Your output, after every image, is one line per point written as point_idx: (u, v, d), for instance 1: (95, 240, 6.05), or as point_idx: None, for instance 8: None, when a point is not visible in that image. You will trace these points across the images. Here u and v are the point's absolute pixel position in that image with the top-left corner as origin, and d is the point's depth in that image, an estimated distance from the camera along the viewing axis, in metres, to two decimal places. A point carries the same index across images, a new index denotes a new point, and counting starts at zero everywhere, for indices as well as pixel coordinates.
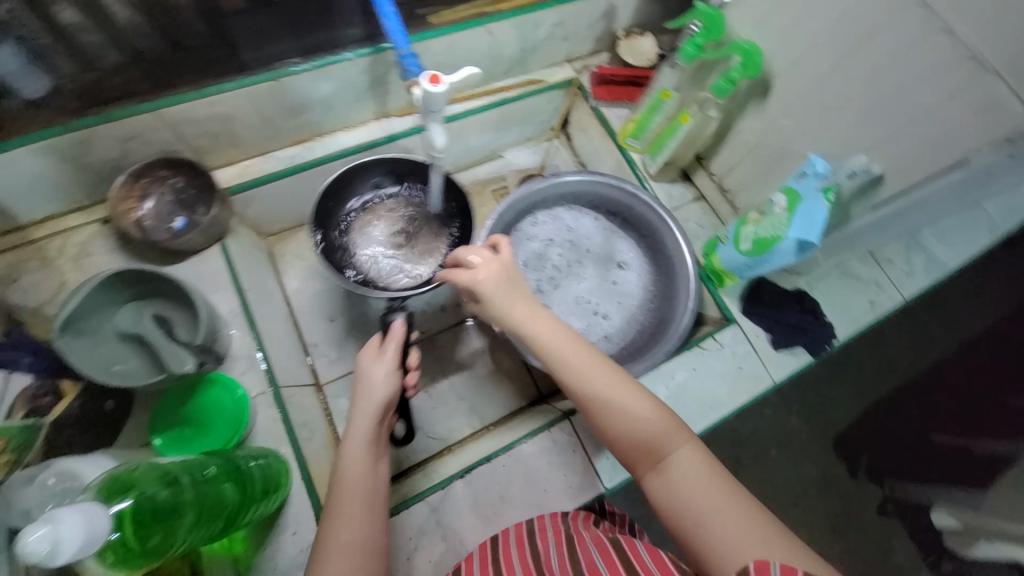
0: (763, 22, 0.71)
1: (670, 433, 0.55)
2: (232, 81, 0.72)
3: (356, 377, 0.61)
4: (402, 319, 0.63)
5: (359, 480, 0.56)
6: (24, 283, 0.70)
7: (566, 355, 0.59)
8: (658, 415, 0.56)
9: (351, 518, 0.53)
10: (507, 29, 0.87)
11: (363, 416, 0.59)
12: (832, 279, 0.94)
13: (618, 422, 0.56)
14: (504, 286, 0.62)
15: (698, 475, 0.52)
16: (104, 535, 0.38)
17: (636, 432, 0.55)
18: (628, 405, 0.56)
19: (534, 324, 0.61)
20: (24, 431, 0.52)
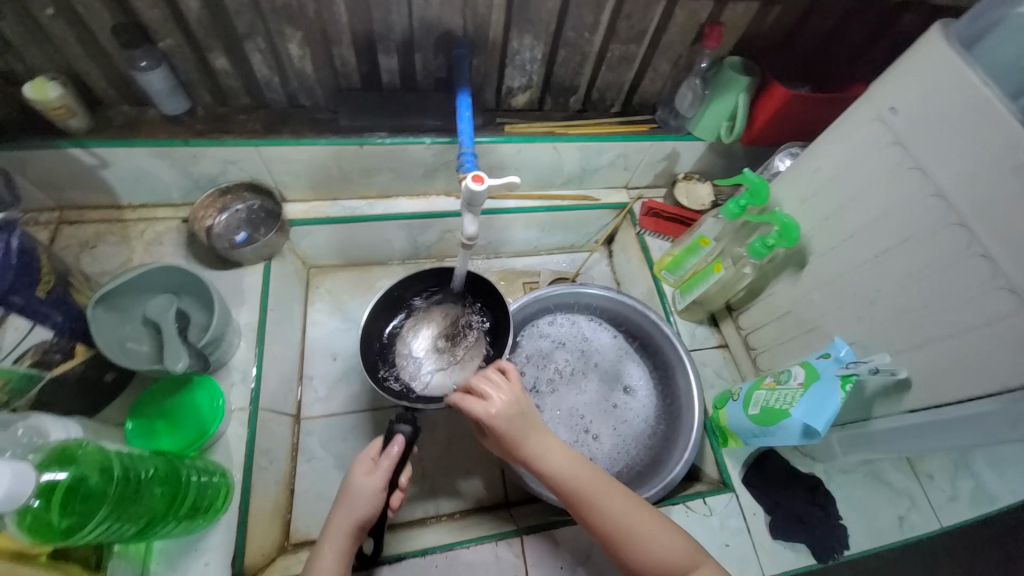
0: (806, 200, 0.73)
1: (687, 559, 0.57)
2: (327, 138, 0.84)
3: (342, 487, 0.60)
4: (403, 438, 0.61)
5: None
6: (100, 252, 0.83)
7: (575, 482, 0.60)
8: (667, 542, 0.57)
9: None
10: (572, 150, 0.96)
11: (338, 530, 0.58)
12: (855, 477, 0.85)
13: (637, 550, 0.57)
14: (517, 408, 0.61)
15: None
16: (22, 500, 0.39)
17: (652, 561, 0.56)
18: (645, 534, 0.57)
19: (546, 450, 0.61)
20: (23, 380, 0.57)
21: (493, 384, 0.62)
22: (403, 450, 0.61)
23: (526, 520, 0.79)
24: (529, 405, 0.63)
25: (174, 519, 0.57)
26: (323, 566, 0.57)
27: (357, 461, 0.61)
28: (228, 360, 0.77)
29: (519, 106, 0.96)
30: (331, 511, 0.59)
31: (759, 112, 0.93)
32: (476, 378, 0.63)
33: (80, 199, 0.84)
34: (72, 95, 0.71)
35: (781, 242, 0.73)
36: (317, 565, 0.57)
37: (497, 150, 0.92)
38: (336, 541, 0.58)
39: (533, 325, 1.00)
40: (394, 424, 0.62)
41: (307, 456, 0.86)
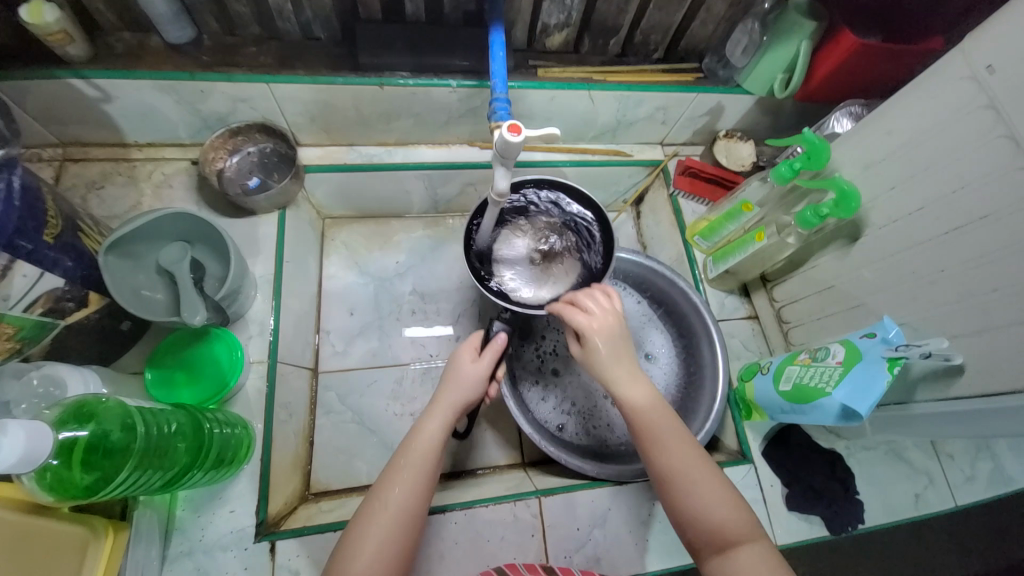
0: (870, 167, 0.67)
1: (741, 524, 0.52)
2: (344, 76, 0.76)
3: (447, 370, 0.65)
4: (504, 336, 0.68)
5: (425, 455, 0.56)
6: (108, 193, 0.79)
7: (649, 416, 0.57)
8: (728, 501, 0.53)
9: (402, 482, 0.54)
10: (609, 99, 0.88)
11: (445, 405, 0.61)
12: (876, 454, 0.83)
13: (692, 496, 0.54)
14: (613, 335, 0.60)
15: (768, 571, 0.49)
16: (40, 459, 0.37)
17: (706, 512, 0.53)
18: (704, 487, 0.54)
19: (629, 381, 0.59)
20: (36, 328, 0.54)
21: (596, 300, 0.61)
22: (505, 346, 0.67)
23: (543, 481, 0.80)
24: (625, 340, 0.60)
25: (201, 471, 0.57)
26: (431, 431, 0.59)
27: (461, 347, 0.65)
28: (245, 312, 0.75)
29: (554, 47, 0.88)
30: (438, 389, 0.63)
31: (820, 64, 0.84)
32: (580, 292, 0.62)
33: (83, 135, 0.79)
34: (69, 19, 0.65)
35: (837, 212, 0.67)
36: (420, 434, 0.58)
37: (528, 96, 0.85)
38: (440, 412, 0.60)
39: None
40: (492, 325, 0.70)
41: (326, 409, 0.86)
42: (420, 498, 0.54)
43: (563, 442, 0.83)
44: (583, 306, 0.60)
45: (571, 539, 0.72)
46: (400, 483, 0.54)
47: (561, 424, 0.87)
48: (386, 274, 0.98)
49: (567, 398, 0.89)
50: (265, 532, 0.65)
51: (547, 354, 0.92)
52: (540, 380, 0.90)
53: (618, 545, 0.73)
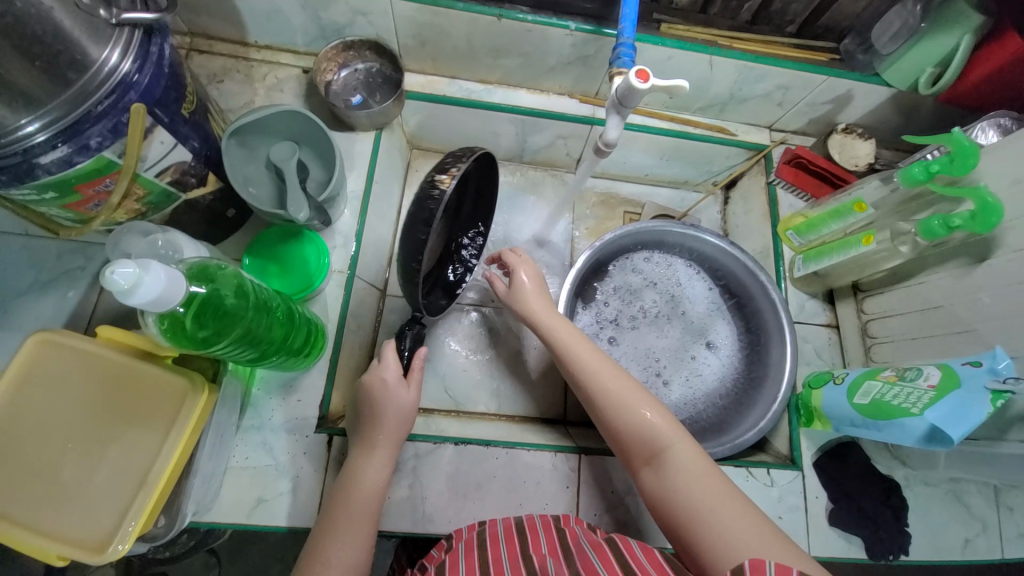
0: (1023, 182, 0.60)
1: (665, 430, 0.58)
2: (465, 3, 0.75)
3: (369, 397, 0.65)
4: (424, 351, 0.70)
5: (364, 499, 0.59)
6: (226, 88, 0.83)
7: (575, 347, 0.66)
8: (656, 411, 0.59)
9: (344, 532, 0.57)
10: (729, 69, 0.83)
11: (383, 445, 0.63)
12: (936, 491, 0.79)
13: (618, 416, 0.60)
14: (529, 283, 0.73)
15: (694, 465, 0.55)
16: (169, 303, 0.40)
17: (634, 425, 0.58)
18: (629, 403, 0.60)
19: (551, 320, 0.69)
20: (161, 196, 0.59)
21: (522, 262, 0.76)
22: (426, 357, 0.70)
23: (583, 441, 0.81)
24: (545, 290, 0.74)
25: (282, 355, 0.61)
26: (367, 476, 0.61)
27: (379, 376, 0.65)
28: (334, 222, 0.78)
29: (682, 3, 0.82)
30: (366, 429, 0.64)
31: (978, 63, 0.75)
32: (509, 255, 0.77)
33: (212, 28, 0.82)
34: None
35: (972, 226, 0.61)
36: (356, 480, 0.61)
37: (646, 52, 0.80)
38: (370, 455, 0.62)
39: (627, 257, 0.95)
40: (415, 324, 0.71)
41: (388, 330, 0.90)
42: (364, 535, 0.58)
43: None
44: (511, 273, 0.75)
45: (603, 500, 0.73)
46: (344, 540, 0.56)
47: None
48: None
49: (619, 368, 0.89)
50: (325, 426, 0.70)
51: (607, 322, 0.92)
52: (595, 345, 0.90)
53: (647, 517, 0.73)
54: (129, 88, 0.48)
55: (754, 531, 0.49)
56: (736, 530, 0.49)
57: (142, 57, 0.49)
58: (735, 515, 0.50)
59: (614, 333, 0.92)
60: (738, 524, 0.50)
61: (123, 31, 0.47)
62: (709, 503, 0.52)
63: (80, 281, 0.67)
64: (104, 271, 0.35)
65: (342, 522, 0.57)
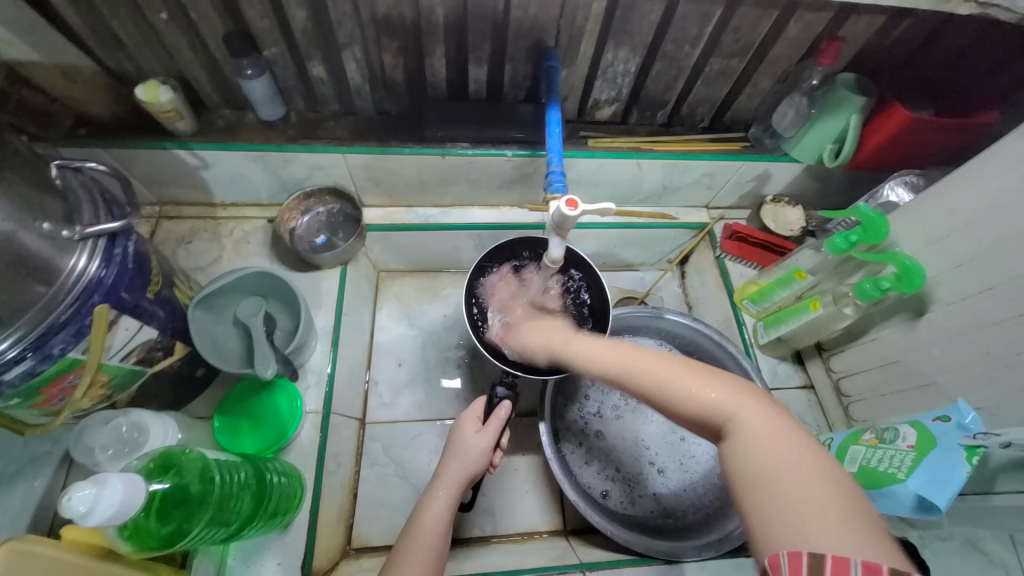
0: (933, 243, 0.65)
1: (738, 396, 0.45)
2: (410, 148, 0.83)
3: (453, 439, 0.69)
4: (508, 404, 0.69)
5: (430, 538, 0.60)
6: (194, 248, 0.87)
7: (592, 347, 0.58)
8: (716, 381, 0.46)
9: (409, 566, 0.57)
10: (656, 167, 0.92)
11: (452, 479, 0.65)
12: (956, 548, 0.75)
13: (675, 395, 0.47)
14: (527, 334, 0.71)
15: (771, 432, 0.42)
16: (130, 512, 0.40)
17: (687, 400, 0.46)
18: (689, 373, 0.48)
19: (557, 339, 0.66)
20: (127, 375, 0.60)
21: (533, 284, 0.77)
22: (507, 413, 0.69)
23: (587, 553, 0.76)
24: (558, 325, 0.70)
25: (260, 521, 0.59)
26: (436, 509, 0.63)
27: (465, 418, 0.70)
28: (305, 362, 0.80)
29: (603, 119, 0.93)
30: (442, 464, 0.67)
31: (870, 134, 0.84)
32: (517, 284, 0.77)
33: (179, 196, 0.89)
34: (180, 99, 0.75)
35: (900, 287, 0.65)
36: (428, 512, 0.62)
37: (578, 164, 0.90)
38: (444, 487, 0.64)
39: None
40: (496, 390, 0.71)
41: (370, 460, 0.87)
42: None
43: (607, 511, 0.80)
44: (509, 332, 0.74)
45: None
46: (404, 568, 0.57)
47: (605, 490, 0.85)
48: (433, 327, 1.01)
49: (610, 464, 0.87)
50: None
51: (591, 415, 0.90)
52: (584, 442, 0.88)
53: None
54: (94, 291, 0.51)
55: (839, 507, 0.36)
56: (815, 507, 0.37)
57: (107, 258, 0.52)
58: (814, 492, 0.37)
59: (599, 425, 0.90)
60: (818, 500, 0.37)
61: (87, 242, 0.50)
62: (771, 471, 0.39)
63: (46, 466, 0.65)
64: (61, 499, 0.37)
65: (415, 555, 0.58)
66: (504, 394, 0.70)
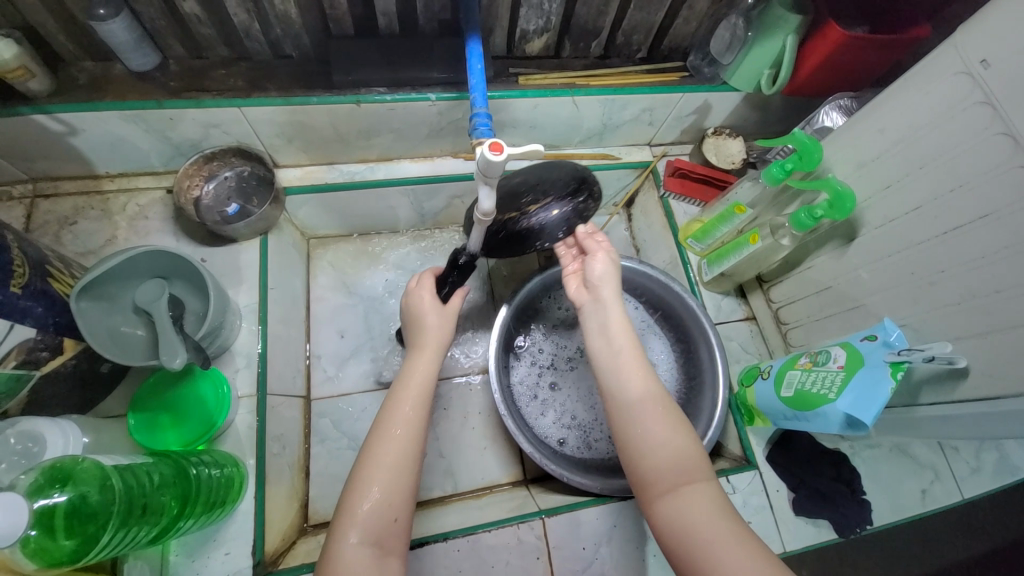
0: (863, 166, 0.65)
1: (697, 461, 0.55)
2: (318, 96, 0.73)
3: (411, 318, 0.71)
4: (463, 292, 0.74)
5: (417, 389, 0.63)
6: (81, 229, 0.76)
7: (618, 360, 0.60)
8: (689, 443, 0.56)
9: (403, 422, 0.60)
10: (593, 104, 0.86)
11: (429, 349, 0.67)
12: (883, 452, 0.81)
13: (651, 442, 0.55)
14: (616, 309, 0.63)
15: (715, 509, 0.51)
16: (19, 531, 0.37)
17: (667, 453, 0.55)
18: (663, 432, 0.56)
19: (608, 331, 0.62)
20: (10, 381, 0.53)
21: (601, 247, 0.66)
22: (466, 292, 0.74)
23: (546, 499, 0.78)
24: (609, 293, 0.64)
25: (192, 518, 0.56)
26: (421, 370, 0.65)
27: (420, 288, 0.72)
28: (230, 345, 0.73)
29: (534, 53, 0.85)
30: (413, 339, 0.69)
31: (807, 55, 0.81)
32: (586, 235, 0.67)
33: (53, 170, 0.76)
34: (27, 53, 0.62)
35: (832, 213, 0.65)
36: (412, 371, 0.65)
37: (511, 105, 0.83)
38: (427, 356, 0.67)
39: (535, 306, 0.92)
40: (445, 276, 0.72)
41: (321, 436, 0.84)
42: (411, 454, 0.58)
43: (564, 458, 0.81)
44: (597, 289, 0.64)
45: (577, 560, 0.70)
46: (399, 424, 0.60)
47: (562, 438, 0.85)
48: (375, 293, 0.96)
49: (566, 412, 0.87)
50: (263, 573, 0.63)
51: (545, 366, 0.90)
52: (538, 394, 0.88)
53: (627, 563, 0.71)
54: None
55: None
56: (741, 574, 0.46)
57: None
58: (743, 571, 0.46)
59: (553, 377, 0.89)
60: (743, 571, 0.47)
61: None
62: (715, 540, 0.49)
63: None
64: None
65: (405, 412, 0.61)
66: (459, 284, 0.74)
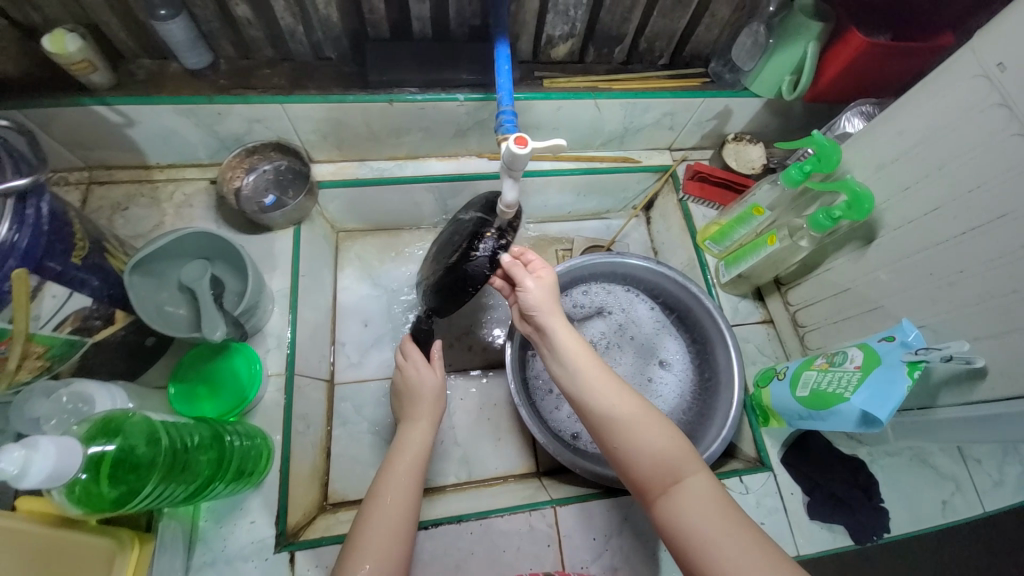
0: (882, 168, 0.66)
1: (683, 455, 0.54)
2: (354, 95, 0.78)
3: (404, 388, 0.73)
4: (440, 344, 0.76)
5: (410, 460, 0.63)
6: (132, 214, 0.82)
7: (582, 368, 0.59)
8: (671, 437, 0.55)
9: (397, 487, 0.60)
10: (615, 107, 0.89)
11: (421, 419, 0.68)
12: (901, 460, 0.80)
13: (631, 446, 0.55)
14: (563, 327, 0.62)
15: (710, 501, 0.50)
16: (68, 475, 0.40)
17: (649, 453, 0.54)
18: (642, 433, 0.55)
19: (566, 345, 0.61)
20: (65, 346, 0.57)
21: (530, 274, 0.65)
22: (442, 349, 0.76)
23: (558, 490, 0.79)
24: (556, 309, 0.64)
25: (223, 482, 0.59)
26: (414, 441, 0.66)
27: (410, 363, 0.74)
28: (262, 326, 0.77)
29: (559, 58, 0.88)
30: (408, 408, 0.70)
31: (829, 62, 0.82)
32: (512, 263, 0.66)
33: (109, 159, 0.82)
34: (91, 48, 0.68)
35: (850, 214, 0.66)
36: (403, 443, 0.65)
37: (535, 107, 0.86)
38: (420, 427, 0.67)
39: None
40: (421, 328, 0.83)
41: (342, 419, 0.88)
42: (409, 506, 0.59)
43: (576, 451, 0.82)
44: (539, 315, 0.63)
45: (586, 549, 0.71)
46: (393, 490, 0.59)
47: (575, 432, 0.87)
48: (398, 285, 1.00)
49: None
50: (284, 544, 0.66)
51: None
52: (553, 389, 0.90)
53: (636, 555, 0.71)
54: (8, 256, 0.48)
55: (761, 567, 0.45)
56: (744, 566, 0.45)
57: (19, 220, 0.49)
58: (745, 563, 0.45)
59: None
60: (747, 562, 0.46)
61: None
62: (714, 534, 0.48)
63: None
64: None
65: (398, 478, 0.61)
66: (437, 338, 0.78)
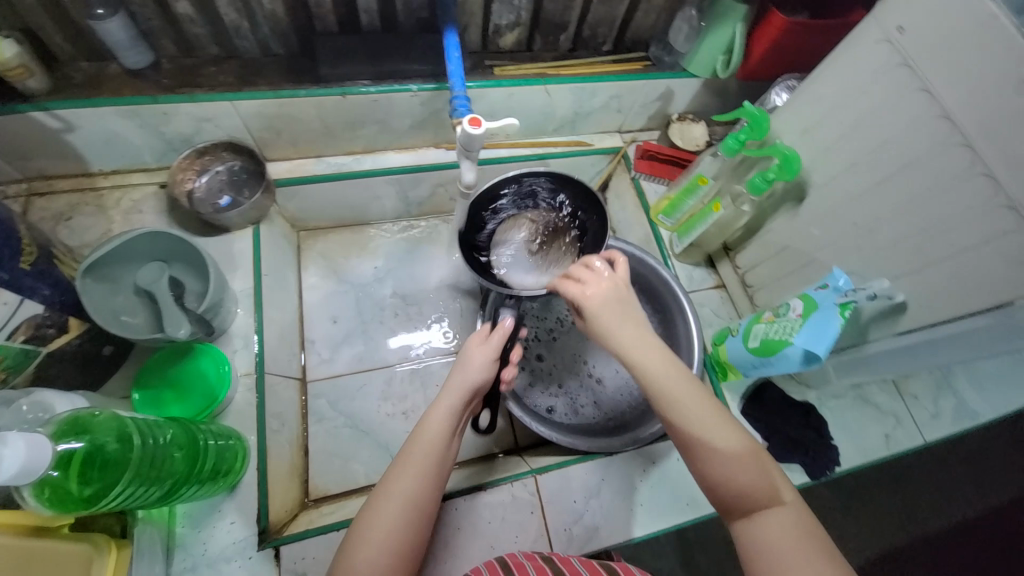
0: (807, 133, 0.72)
1: (770, 486, 0.46)
2: (306, 89, 0.78)
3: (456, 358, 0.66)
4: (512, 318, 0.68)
5: (432, 435, 0.57)
6: (76, 223, 0.79)
7: (662, 386, 0.50)
8: (759, 466, 0.47)
9: (413, 469, 0.54)
10: (565, 92, 0.92)
11: (452, 390, 0.61)
12: (847, 401, 0.88)
13: (716, 476, 0.47)
14: (635, 345, 0.51)
15: (795, 541, 0.44)
16: (40, 470, 0.39)
17: (733, 483, 0.46)
18: (725, 460, 0.47)
19: (637, 359, 0.51)
20: (20, 355, 0.55)
21: (591, 275, 0.55)
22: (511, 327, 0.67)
23: (538, 461, 0.82)
24: (627, 315, 0.53)
25: (198, 481, 0.58)
26: (436, 417, 0.59)
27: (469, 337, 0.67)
28: (227, 328, 0.76)
29: (508, 47, 0.91)
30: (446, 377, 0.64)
31: (757, 40, 0.88)
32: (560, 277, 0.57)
33: (47, 168, 0.79)
34: (27, 53, 0.65)
35: (781, 175, 0.72)
36: (429, 420, 0.58)
37: (487, 95, 0.88)
38: (450, 397, 0.60)
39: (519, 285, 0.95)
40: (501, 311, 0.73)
41: (318, 416, 0.87)
42: (430, 484, 0.54)
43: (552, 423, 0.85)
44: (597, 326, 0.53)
45: (569, 512, 0.74)
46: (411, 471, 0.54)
47: (550, 406, 0.90)
48: (365, 280, 1.00)
49: (552, 381, 0.92)
50: (268, 540, 0.66)
51: (530, 340, 0.94)
52: (526, 366, 0.92)
53: (616, 512, 0.75)
54: None
55: None
56: None
57: None
58: None
59: (538, 350, 0.94)
60: None
61: None
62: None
63: None
64: None
65: (415, 463, 0.54)
66: (508, 311, 0.70)
